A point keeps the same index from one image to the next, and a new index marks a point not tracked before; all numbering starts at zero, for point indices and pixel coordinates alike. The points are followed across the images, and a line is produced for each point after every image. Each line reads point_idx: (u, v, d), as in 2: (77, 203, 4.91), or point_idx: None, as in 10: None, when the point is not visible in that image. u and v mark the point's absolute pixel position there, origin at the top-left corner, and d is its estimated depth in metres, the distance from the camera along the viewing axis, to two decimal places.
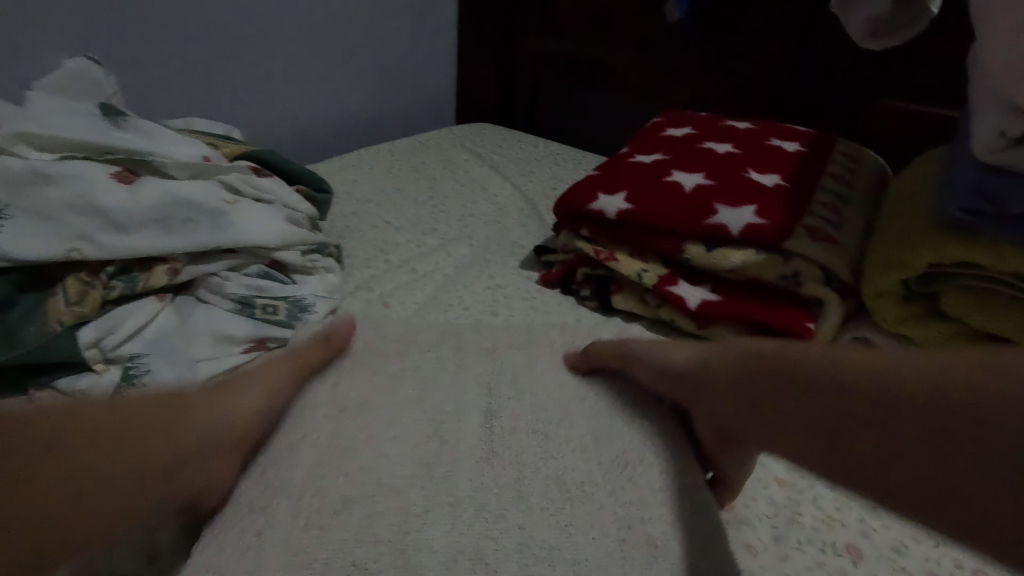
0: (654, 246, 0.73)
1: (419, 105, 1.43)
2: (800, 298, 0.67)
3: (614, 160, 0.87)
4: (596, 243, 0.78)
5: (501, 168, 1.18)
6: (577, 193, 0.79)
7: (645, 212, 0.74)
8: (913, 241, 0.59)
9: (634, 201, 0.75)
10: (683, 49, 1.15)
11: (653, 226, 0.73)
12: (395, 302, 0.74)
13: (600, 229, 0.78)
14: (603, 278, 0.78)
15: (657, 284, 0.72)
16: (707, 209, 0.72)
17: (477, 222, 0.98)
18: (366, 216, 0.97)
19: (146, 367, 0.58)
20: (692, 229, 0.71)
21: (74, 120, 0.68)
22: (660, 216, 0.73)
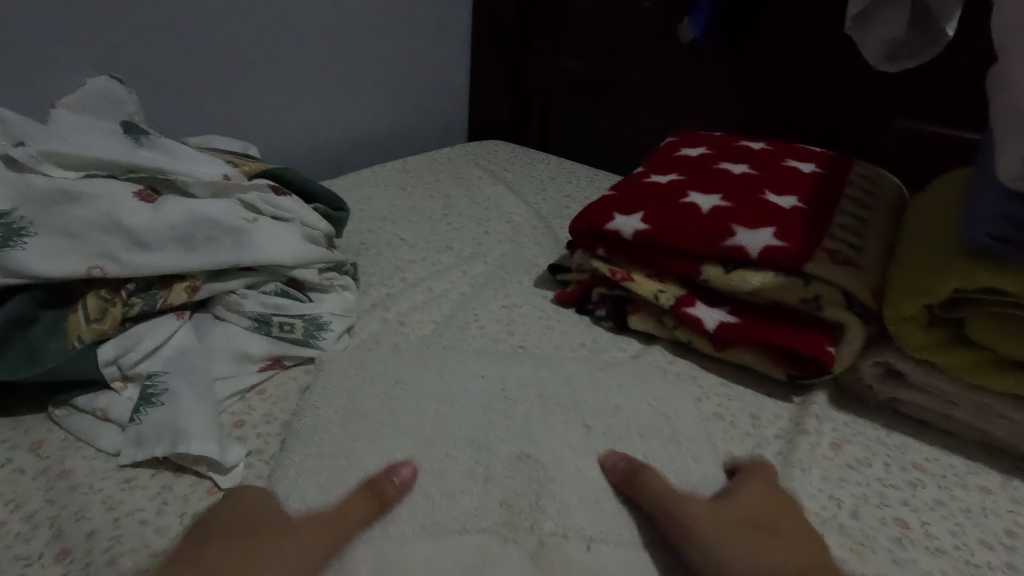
0: (673, 267, 0.73)
1: (432, 122, 1.45)
2: (819, 320, 0.67)
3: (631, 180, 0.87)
4: (612, 263, 0.78)
5: (514, 185, 1.19)
6: (593, 214, 0.79)
7: (661, 232, 0.73)
8: (937, 268, 0.58)
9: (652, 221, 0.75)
10: (696, 70, 1.16)
11: (670, 247, 0.73)
12: (412, 320, 0.74)
13: (616, 249, 0.77)
14: (619, 298, 0.77)
15: (675, 305, 0.71)
16: (724, 231, 0.71)
17: (492, 239, 0.98)
18: (381, 233, 0.97)
19: (164, 386, 0.57)
20: (709, 250, 0.71)
21: (98, 138, 0.69)
22: (677, 237, 0.73)
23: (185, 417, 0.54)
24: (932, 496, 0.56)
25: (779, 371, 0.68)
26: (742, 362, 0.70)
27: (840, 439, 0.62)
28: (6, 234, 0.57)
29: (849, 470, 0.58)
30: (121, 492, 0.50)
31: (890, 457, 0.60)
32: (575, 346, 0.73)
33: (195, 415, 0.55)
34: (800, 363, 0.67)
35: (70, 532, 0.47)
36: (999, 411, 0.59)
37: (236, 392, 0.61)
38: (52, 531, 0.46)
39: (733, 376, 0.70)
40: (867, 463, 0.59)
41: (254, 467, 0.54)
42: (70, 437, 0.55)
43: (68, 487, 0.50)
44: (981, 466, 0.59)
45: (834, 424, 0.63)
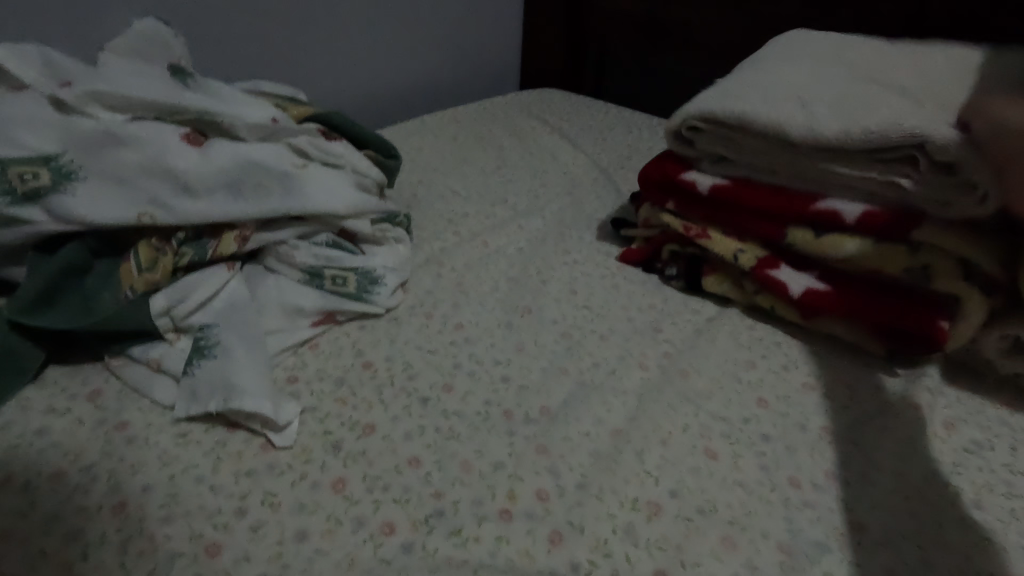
0: (754, 228, 0.64)
1: (483, 71, 1.38)
2: (926, 292, 0.58)
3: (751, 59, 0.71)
4: (684, 219, 0.69)
5: (572, 136, 1.12)
6: (664, 164, 0.70)
7: (742, 189, 0.64)
8: None
9: (753, 141, 0.63)
10: (779, 10, 1.07)
11: (753, 208, 0.64)
12: (467, 277, 0.70)
13: (689, 204, 0.68)
14: (692, 257, 0.70)
15: (756, 268, 0.64)
16: (819, 191, 0.61)
17: (549, 192, 0.92)
18: (432, 184, 0.93)
19: (216, 339, 0.55)
20: (797, 212, 0.61)
21: (144, 79, 0.65)
22: (760, 196, 0.63)
23: (239, 370, 0.52)
24: None
25: (875, 345, 0.60)
26: (832, 332, 0.63)
27: (953, 418, 0.54)
28: (54, 179, 0.55)
29: (966, 454, 0.50)
30: (175, 447, 0.48)
31: (1016, 440, 0.52)
32: (643, 307, 0.67)
33: (250, 369, 0.52)
34: (901, 339, 0.59)
35: (126, 487, 0.45)
36: None
37: (289, 346, 0.58)
38: (108, 483, 0.45)
39: (823, 346, 0.63)
40: (988, 446, 0.51)
41: (309, 426, 0.51)
42: (127, 388, 0.54)
43: (124, 440, 0.49)
44: None
45: (946, 402, 0.55)
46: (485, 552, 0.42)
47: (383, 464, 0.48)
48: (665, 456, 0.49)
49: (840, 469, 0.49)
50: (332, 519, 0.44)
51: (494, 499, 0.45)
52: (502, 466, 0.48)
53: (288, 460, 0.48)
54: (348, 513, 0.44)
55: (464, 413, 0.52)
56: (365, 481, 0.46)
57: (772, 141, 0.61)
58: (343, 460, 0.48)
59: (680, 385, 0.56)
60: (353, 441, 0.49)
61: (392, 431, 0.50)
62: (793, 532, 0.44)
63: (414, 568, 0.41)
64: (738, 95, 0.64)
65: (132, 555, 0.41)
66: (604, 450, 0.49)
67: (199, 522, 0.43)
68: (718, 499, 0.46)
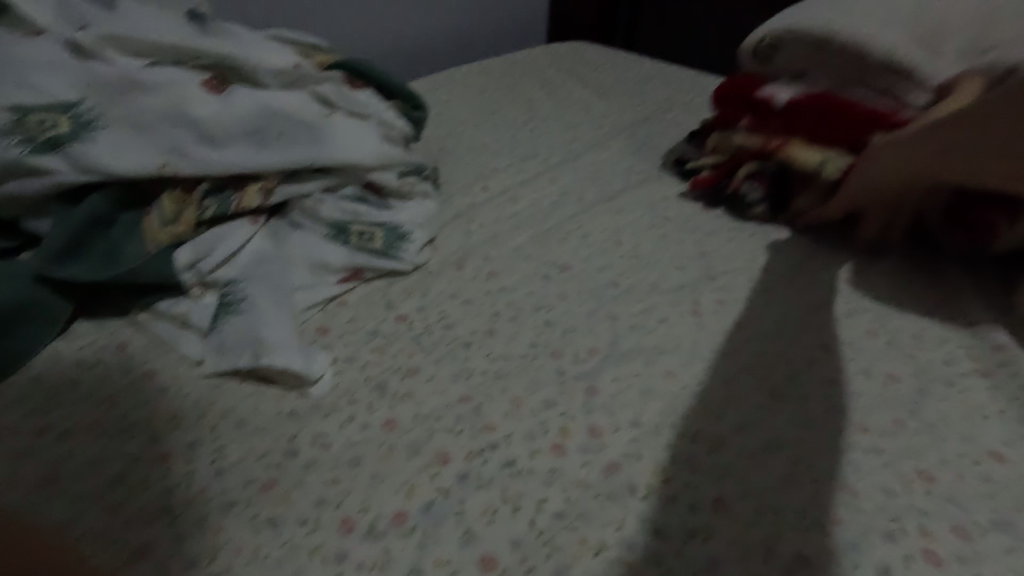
0: (836, 140, 0.65)
1: (510, 22, 1.32)
2: None
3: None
4: (758, 136, 0.70)
5: (604, 89, 1.06)
6: (741, 87, 0.72)
7: (824, 104, 0.65)
8: None
9: (832, 57, 0.65)
10: None
11: (838, 120, 0.64)
12: (500, 232, 0.67)
13: (764, 121, 0.70)
14: (770, 176, 0.69)
15: (843, 172, 0.63)
16: (899, 108, 0.63)
17: (582, 146, 0.87)
18: (460, 138, 0.89)
19: (242, 294, 0.53)
20: (881, 119, 0.62)
21: (163, 24, 0.62)
22: (845, 105, 0.64)
23: (270, 324, 0.51)
24: None
25: None
26: None
27: None
28: (75, 128, 0.53)
29: None
30: (208, 399, 0.47)
31: None
32: (686, 263, 0.64)
33: (281, 323, 0.51)
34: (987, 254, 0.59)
35: (172, 430, 0.45)
36: None
37: (317, 303, 0.56)
38: (143, 433, 0.45)
39: (883, 288, 0.60)
40: None
41: (342, 379, 0.50)
42: (156, 340, 0.52)
43: (157, 391, 0.48)
44: None
45: None
46: (528, 512, 0.41)
47: (433, 403, 0.48)
48: (715, 402, 0.48)
49: (901, 431, 0.46)
50: (387, 446, 0.44)
51: (547, 434, 0.46)
52: (554, 405, 0.48)
53: (333, 402, 0.48)
54: (401, 444, 0.45)
55: (506, 362, 0.52)
56: (402, 436, 0.45)
57: (852, 58, 0.64)
58: (392, 399, 0.48)
59: (725, 345, 0.53)
60: (398, 382, 0.49)
61: (437, 374, 0.50)
62: (849, 498, 0.41)
63: (455, 524, 0.40)
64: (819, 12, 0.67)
65: (189, 490, 0.41)
66: (652, 394, 0.49)
67: (236, 474, 0.42)
68: (769, 461, 0.44)
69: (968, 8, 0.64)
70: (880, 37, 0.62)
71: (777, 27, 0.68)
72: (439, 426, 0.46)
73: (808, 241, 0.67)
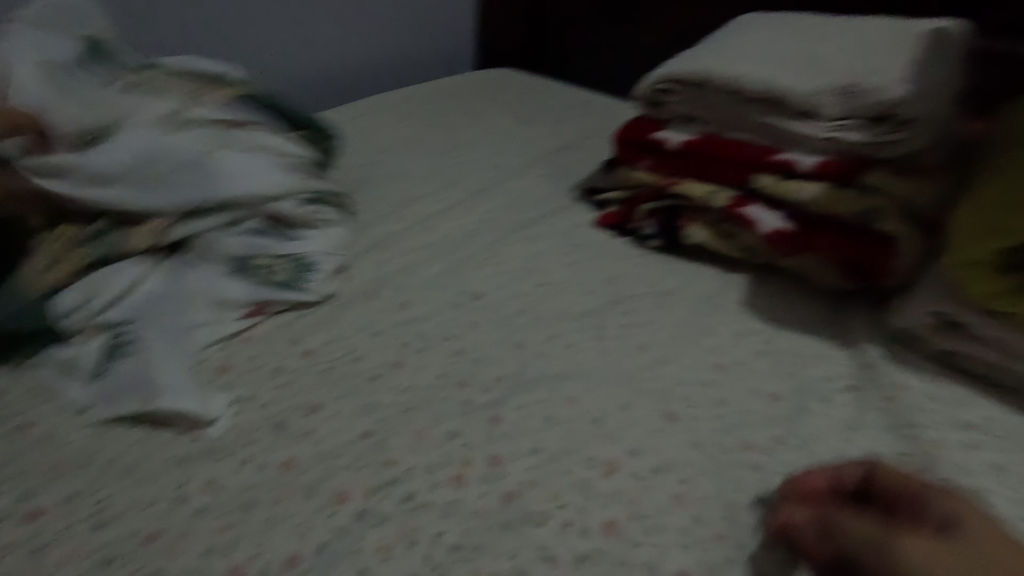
0: (722, 175, 0.70)
1: (437, 49, 1.34)
2: (873, 232, 0.63)
3: (708, 38, 0.81)
4: (657, 174, 0.75)
5: (527, 117, 1.10)
6: (639, 126, 0.77)
7: (710, 144, 0.70)
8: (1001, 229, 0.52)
9: (716, 98, 0.71)
10: None
11: (724, 157, 0.70)
12: (414, 262, 0.68)
13: (661, 160, 0.75)
14: (668, 212, 0.73)
15: (728, 206, 0.68)
16: (776, 146, 0.68)
17: (502, 174, 0.89)
18: (380, 166, 0.89)
19: (132, 337, 0.52)
20: (760, 158, 0.67)
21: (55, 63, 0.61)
22: (728, 146, 0.69)
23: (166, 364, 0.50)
24: (993, 459, 0.49)
25: (834, 282, 0.65)
26: (800, 271, 0.67)
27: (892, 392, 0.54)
28: None
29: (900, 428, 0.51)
30: (93, 447, 0.46)
31: (947, 412, 0.53)
32: (594, 289, 0.66)
33: (174, 365, 0.50)
34: (857, 276, 0.64)
35: (52, 481, 0.43)
36: None
37: (217, 339, 0.55)
38: (18, 489, 0.42)
39: (771, 308, 0.65)
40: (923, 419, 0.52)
41: (241, 419, 0.49)
42: (37, 388, 0.50)
43: (37, 440, 0.46)
44: None
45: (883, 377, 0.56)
46: (423, 547, 0.41)
47: (334, 440, 0.47)
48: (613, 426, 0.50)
49: (779, 447, 0.49)
50: (283, 487, 0.44)
51: (448, 466, 0.46)
52: (457, 435, 0.49)
53: (229, 444, 0.47)
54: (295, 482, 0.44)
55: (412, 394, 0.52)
56: (299, 477, 0.45)
57: (733, 100, 0.70)
58: (292, 437, 0.47)
59: (626, 369, 0.56)
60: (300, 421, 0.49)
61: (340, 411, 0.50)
62: (728, 514, 0.44)
63: (347, 564, 0.40)
64: (702, 59, 0.73)
65: (67, 546, 0.40)
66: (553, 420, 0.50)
67: (119, 526, 0.41)
68: (658, 482, 0.46)
69: (831, 55, 0.71)
70: (755, 81, 0.67)
71: (665, 71, 0.73)
72: (338, 464, 0.46)
73: (706, 266, 0.71)
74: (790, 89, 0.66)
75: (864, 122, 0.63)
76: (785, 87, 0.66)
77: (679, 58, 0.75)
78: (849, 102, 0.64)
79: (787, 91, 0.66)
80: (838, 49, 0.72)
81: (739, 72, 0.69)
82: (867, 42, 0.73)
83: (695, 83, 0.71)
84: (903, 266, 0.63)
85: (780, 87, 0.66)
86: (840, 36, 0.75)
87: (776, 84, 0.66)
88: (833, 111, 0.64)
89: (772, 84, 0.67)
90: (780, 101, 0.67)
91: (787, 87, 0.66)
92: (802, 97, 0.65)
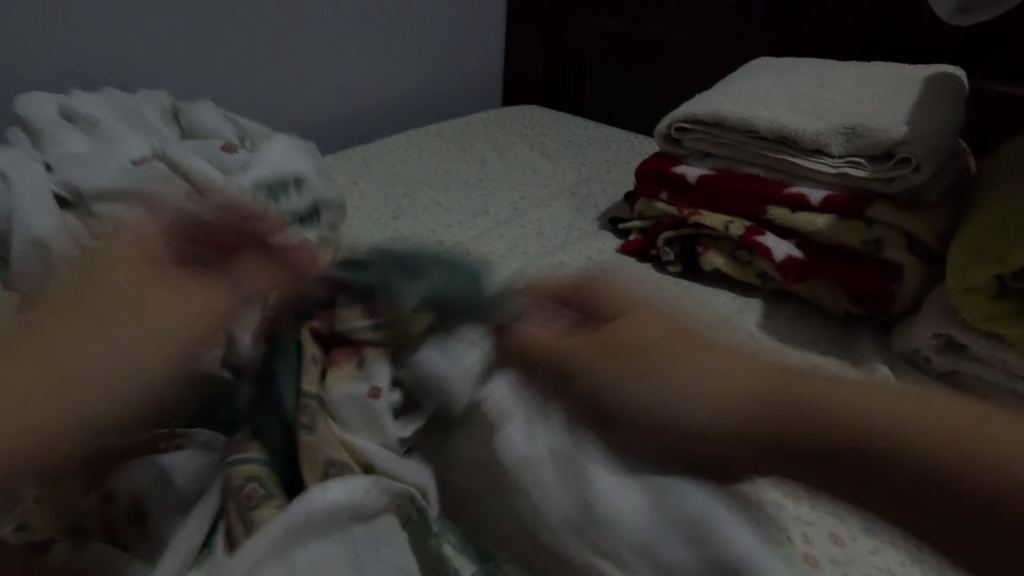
0: (738, 207, 0.76)
1: (463, 89, 1.44)
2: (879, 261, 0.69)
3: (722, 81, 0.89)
4: (676, 205, 0.81)
5: (550, 151, 1.17)
6: (659, 161, 0.83)
7: (727, 178, 0.76)
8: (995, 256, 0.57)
9: (731, 137, 0.77)
10: (747, 26, 1.16)
11: (739, 190, 0.76)
12: None
13: (678, 193, 0.81)
14: (686, 240, 0.79)
15: (744, 234, 0.73)
16: (787, 181, 0.74)
17: (527, 204, 0.96)
18: (414, 196, 0.96)
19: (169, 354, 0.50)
20: (773, 192, 0.73)
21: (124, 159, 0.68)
22: (742, 180, 0.76)
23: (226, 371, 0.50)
24: None
25: (843, 307, 0.70)
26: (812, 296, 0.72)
27: None
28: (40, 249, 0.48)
29: None
30: None
31: None
32: None
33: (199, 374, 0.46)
34: (865, 302, 0.69)
35: None
36: None
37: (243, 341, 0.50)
38: None
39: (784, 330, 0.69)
40: None
41: None
42: None
43: None
44: None
45: None
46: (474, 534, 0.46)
47: None
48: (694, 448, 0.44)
49: None
50: None
51: None
52: None
53: None
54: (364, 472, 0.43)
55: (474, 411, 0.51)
56: None
57: (747, 138, 0.76)
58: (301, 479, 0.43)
59: None
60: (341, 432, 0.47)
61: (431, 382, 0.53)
62: None
63: None
64: (717, 102, 0.80)
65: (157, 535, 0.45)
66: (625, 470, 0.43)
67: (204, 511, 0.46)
68: None
69: (836, 97, 0.78)
70: (767, 121, 0.74)
71: (683, 112, 0.80)
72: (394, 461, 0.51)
73: (723, 289, 0.77)
74: (800, 129, 0.73)
75: (869, 159, 0.69)
76: (795, 128, 0.73)
77: (696, 100, 0.82)
78: (854, 142, 0.70)
79: (796, 131, 0.72)
80: (843, 92, 0.79)
81: (752, 114, 0.76)
82: (871, 85, 0.80)
83: (711, 122, 0.78)
84: (908, 292, 0.68)
85: (791, 127, 0.73)
86: (846, 80, 0.82)
87: (786, 124, 0.73)
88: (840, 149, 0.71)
89: (783, 124, 0.73)
90: (791, 139, 0.73)
91: (797, 127, 0.73)
92: (810, 136, 0.72)
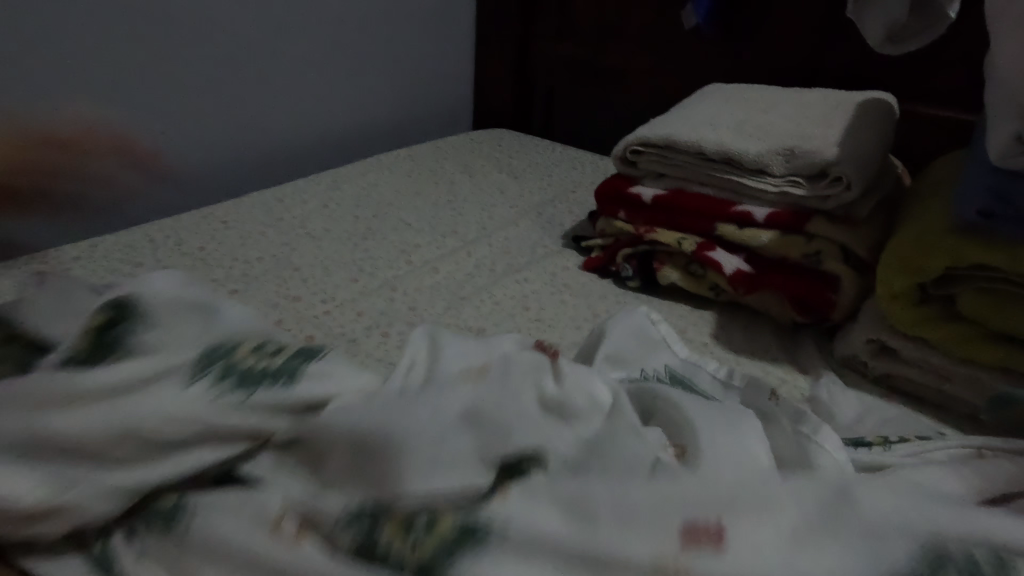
0: (691, 225, 0.80)
1: (435, 113, 1.49)
2: (820, 273, 0.74)
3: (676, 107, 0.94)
4: (634, 223, 0.85)
5: (518, 173, 1.21)
6: (617, 182, 0.88)
7: (679, 196, 0.81)
8: (920, 261, 0.62)
9: (681, 159, 0.82)
10: (700, 54, 1.23)
11: (689, 209, 0.80)
12: (423, 303, 0.76)
13: (636, 212, 0.85)
14: (644, 255, 0.83)
15: (696, 250, 0.78)
16: (735, 199, 0.79)
17: (495, 224, 1.00)
18: (387, 219, 0.99)
19: None
20: (722, 211, 0.78)
21: None
22: (693, 199, 0.80)
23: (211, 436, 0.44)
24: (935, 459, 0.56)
25: (788, 316, 0.75)
26: (763, 306, 0.76)
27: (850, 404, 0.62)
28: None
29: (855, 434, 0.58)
30: None
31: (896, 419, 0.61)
32: (582, 324, 0.75)
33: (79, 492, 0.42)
34: (809, 310, 0.74)
35: None
36: (993, 381, 0.60)
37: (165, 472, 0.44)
38: None
39: (739, 339, 0.73)
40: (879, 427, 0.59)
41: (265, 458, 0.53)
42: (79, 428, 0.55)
43: None
44: (976, 432, 0.60)
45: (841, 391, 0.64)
46: None
47: None
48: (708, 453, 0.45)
49: None
50: None
51: None
52: None
53: None
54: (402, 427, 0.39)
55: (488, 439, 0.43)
56: None
57: (696, 158, 0.81)
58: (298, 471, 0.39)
59: None
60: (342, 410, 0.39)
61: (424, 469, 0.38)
62: None
63: None
64: (667, 126, 0.85)
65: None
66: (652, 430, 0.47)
67: None
68: None
69: (777, 121, 0.83)
70: (716, 143, 0.79)
71: (638, 137, 0.85)
72: None
73: (680, 303, 0.81)
74: (744, 149, 0.78)
75: (806, 178, 0.75)
76: (739, 148, 0.78)
77: (650, 126, 0.87)
78: (795, 160, 0.75)
79: (739, 151, 0.77)
80: (786, 116, 0.85)
81: (697, 136, 0.81)
82: (811, 110, 0.86)
83: (662, 144, 0.82)
84: (848, 300, 0.72)
85: (734, 148, 0.78)
86: (786, 105, 0.88)
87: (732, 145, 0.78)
88: (780, 169, 0.76)
89: (726, 146, 0.78)
90: (735, 160, 0.78)
91: (739, 148, 0.78)
92: (751, 156, 0.77)
